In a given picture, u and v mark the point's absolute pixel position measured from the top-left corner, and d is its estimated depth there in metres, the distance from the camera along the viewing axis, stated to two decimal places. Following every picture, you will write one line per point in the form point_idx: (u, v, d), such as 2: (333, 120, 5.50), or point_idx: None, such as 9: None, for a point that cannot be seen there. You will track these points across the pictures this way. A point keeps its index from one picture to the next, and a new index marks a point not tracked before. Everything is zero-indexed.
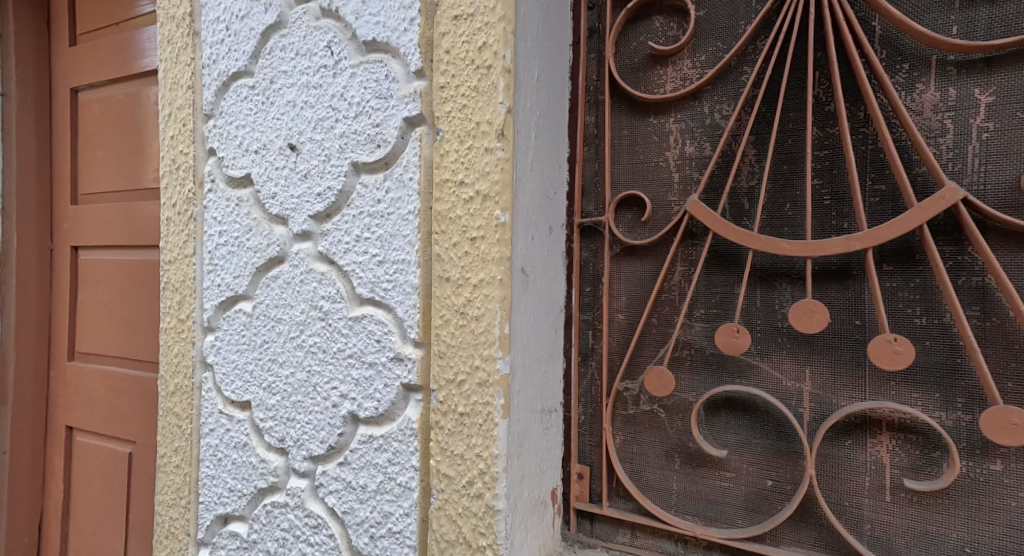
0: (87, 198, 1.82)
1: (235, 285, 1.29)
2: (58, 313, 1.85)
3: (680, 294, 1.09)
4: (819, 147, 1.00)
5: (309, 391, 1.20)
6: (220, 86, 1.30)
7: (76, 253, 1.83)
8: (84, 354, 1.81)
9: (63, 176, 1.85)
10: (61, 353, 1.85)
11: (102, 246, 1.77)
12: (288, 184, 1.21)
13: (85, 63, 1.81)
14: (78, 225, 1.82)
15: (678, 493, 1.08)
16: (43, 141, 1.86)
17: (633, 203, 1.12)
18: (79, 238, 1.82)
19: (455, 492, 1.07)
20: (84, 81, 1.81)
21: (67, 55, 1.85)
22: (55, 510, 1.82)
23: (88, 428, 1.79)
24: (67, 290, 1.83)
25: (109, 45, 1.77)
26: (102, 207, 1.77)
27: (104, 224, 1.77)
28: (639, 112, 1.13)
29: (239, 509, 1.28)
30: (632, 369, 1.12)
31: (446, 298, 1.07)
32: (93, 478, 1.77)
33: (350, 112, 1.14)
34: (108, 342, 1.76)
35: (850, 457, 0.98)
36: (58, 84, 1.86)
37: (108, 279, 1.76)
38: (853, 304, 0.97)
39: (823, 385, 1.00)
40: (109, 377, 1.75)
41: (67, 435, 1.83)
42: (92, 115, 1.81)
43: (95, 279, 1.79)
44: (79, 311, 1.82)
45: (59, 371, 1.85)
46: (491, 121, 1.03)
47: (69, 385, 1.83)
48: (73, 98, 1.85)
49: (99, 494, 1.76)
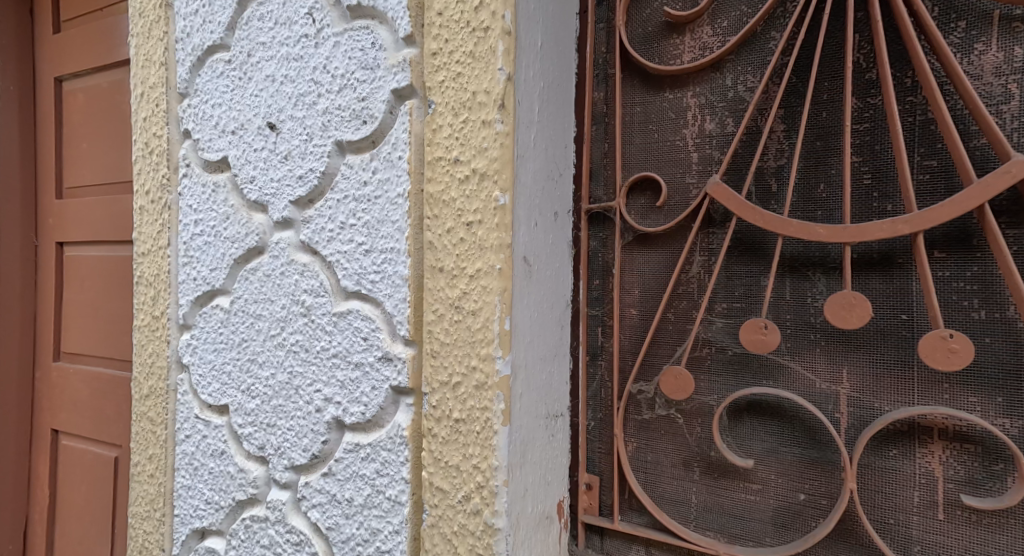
0: (73, 192, 1.71)
1: (212, 279, 1.18)
2: (43, 313, 1.74)
3: (700, 287, 0.98)
4: (858, 120, 0.88)
5: (291, 395, 1.09)
6: (194, 61, 1.19)
7: (61, 250, 1.73)
8: (68, 354, 1.71)
9: (48, 170, 1.75)
10: (46, 353, 1.74)
11: (86, 242, 1.67)
12: (267, 167, 1.10)
13: (69, 51, 1.71)
14: (64, 220, 1.71)
15: (698, 507, 0.98)
16: (27, 133, 1.75)
17: (646, 185, 1.01)
18: (66, 233, 1.71)
19: (450, 508, 0.96)
20: (70, 70, 1.70)
21: (51, 42, 1.74)
22: (40, 519, 1.71)
23: (75, 432, 1.68)
24: (53, 287, 1.73)
25: (97, 31, 1.66)
26: (87, 201, 1.67)
27: (89, 219, 1.66)
28: (653, 86, 1.02)
29: (216, 522, 1.17)
30: (647, 370, 1.01)
31: (439, 290, 0.96)
32: (79, 483, 1.67)
33: (333, 85, 1.03)
34: (91, 340, 1.66)
35: (896, 469, 0.87)
36: (43, 74, 1.76)
37: (93, 275, 1.66)
38: (898, 296, 0.86)
39: (862, 388, 0.89)
40: (93, 377, 1.65)
41: (52, 439, 1.72)
42: (76, 105, 1.71)
43: (80, 277, 1.68)
44: (66, 310, 1.71)
45: (44, 371, 1.74)
46: (489, 90, 0.92)
47: (55, 386, 1.72)
48: (58, 88, 1.74)
49: (85, 500, 1.65)
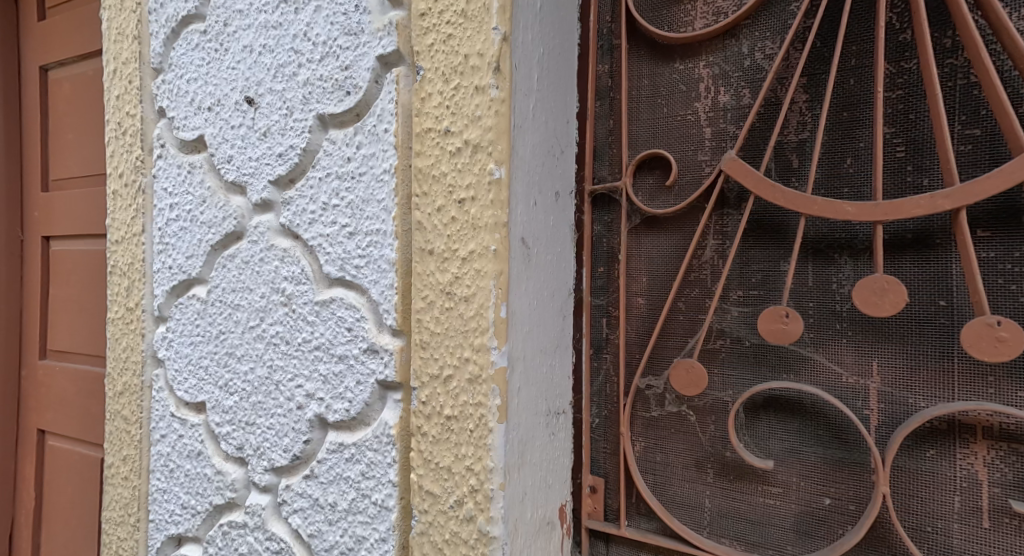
0: (59, 184, 1.63)
1: (188, 267, 1.10)
2: (28, 309, 1.65)
3: (713, 274, 0.90)
4: (891, 86, 0.80)
5: (271, 391, 1.01)
6: (169, 34, 1.11)
7: (47, 244, 1.64)
8: (54, 351, 1.62)
9: (31, 162, 1.66)
10: (31, 350, 1.65)
11: (71, 235, 1.59)
12: (245, 146, 1.03)
13: (55, 37, 1.62)
14: (48, 213, 1.63)
15: (713, 512, 0.89)
16: (13, 123, 1.66)
17: (655, 163, 0.93)
18: (51, 226, 1.62)
19: (441, 514, 0.88)
20: (55, 57, 1.62)
21: (35, 29, 1.66)
22: (25, 524, 1.64)
23: (60, 433, 1.59)
24: (37, 282, 1.64)
25: (82, 16, 1.58)
26: (72, 194, 1.59)
27: (74, 212, 1.58)
28: (662, 56, 0.93)
29: (193, 529, 1.09)
30: (655, 364, 0.93)
31: (428, 276, 0.88)
32: (66, 485, 1.58)
33: (315, 54, 0.95)
34: (76, 337, 1.58)
35: (933, 471, 0.78)
36: (26, 62, 1.67)
37: (79, 269, 1.58)
38: (936, 280, 0.78)
39: (894, 382, 0.80)
40: (80, 377, 1.57)
41: (38, 439, 1.63)
42: (62, 94, 1.63)
43: (65, 271, 1.60)
44: (51, 305, 1.63)
45: (28, 369, 1.65)
46: (483, 52, 0.84)
47: (40, 385, 1.63)
48: (43, 77, 1.65)
49: (71, 503, 1.57)
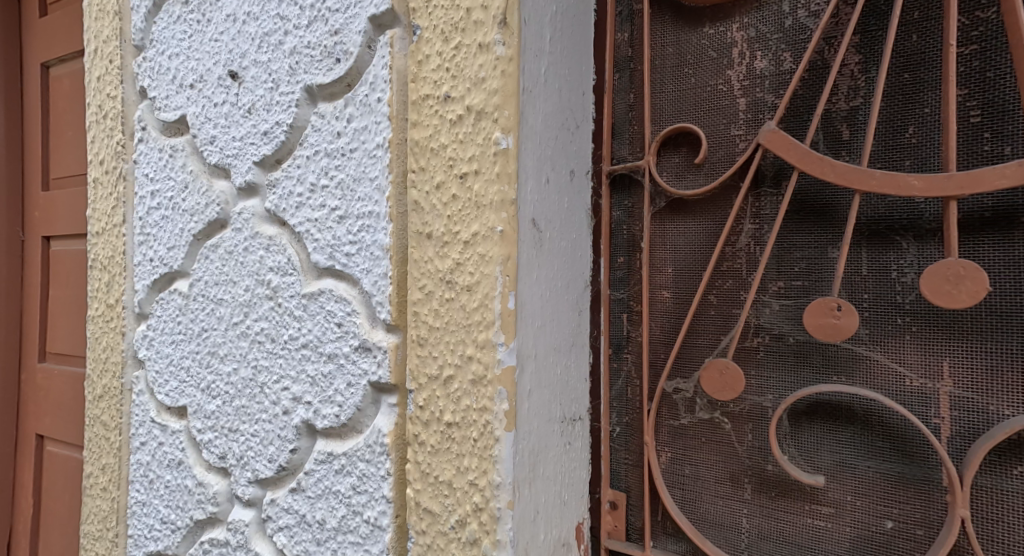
0: (55, 183, 1.54)
1: (169, 260, 1.00)
2: (22, 307, 1.56)
3: (750, 263, 0.79)
4: (964, 41, 0.69)
5: (256, 394, 0.91)
6: (151, 7, 1.02)
7: (46, 244, 1.54)
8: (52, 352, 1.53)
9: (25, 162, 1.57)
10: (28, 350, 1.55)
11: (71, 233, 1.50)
12: (229, 124, 0.93)
13: (54, 29, 1.53)
14: (43, 214, 1.54)
15: (753, 534, 0.78)
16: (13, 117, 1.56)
17: (684, 138, 0.83)
18: (49, 227, 1.52)
19: (441, 536, 0.77)
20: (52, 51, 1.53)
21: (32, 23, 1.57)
22: (20, 533, 1.53)
23: (59, 438, 1.49)
24: (37, 283, 1.54)
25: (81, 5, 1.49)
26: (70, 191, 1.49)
27: (71, 210, 1.49)
28: (689, 19, 0.83)
29: (172, 547, 0.99)
30: (684, 365, 0.82)
31: (426, 263, 0.78)
32: (65, 491, 1.49)
33: (302, 19, 0.86)
34: (74, 337, 1.48)
35: (1020, 492, 0.67)
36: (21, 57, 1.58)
37: (76, 268, 1.48)
38: (1020, 267, 0.67)
39: (968, 385, 0.70)
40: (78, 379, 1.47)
41: (37, 442, 1.54)
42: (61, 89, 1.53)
43: (63, 271, 1.51)
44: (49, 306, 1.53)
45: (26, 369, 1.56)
46: (487, 5, 0.75)
47: (37, 387, 1.54)
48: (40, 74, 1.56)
49: (68, 511, 1.47)
